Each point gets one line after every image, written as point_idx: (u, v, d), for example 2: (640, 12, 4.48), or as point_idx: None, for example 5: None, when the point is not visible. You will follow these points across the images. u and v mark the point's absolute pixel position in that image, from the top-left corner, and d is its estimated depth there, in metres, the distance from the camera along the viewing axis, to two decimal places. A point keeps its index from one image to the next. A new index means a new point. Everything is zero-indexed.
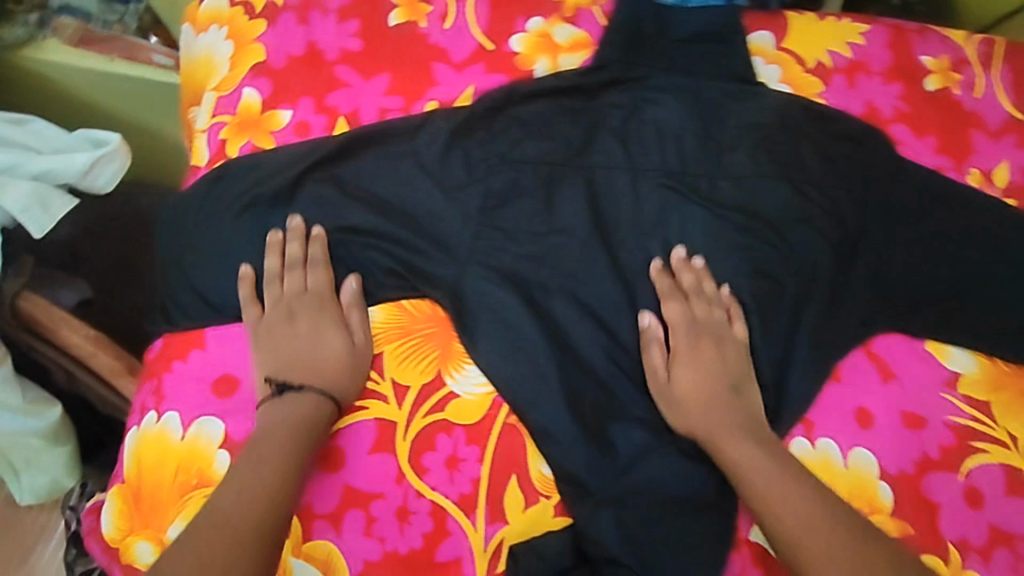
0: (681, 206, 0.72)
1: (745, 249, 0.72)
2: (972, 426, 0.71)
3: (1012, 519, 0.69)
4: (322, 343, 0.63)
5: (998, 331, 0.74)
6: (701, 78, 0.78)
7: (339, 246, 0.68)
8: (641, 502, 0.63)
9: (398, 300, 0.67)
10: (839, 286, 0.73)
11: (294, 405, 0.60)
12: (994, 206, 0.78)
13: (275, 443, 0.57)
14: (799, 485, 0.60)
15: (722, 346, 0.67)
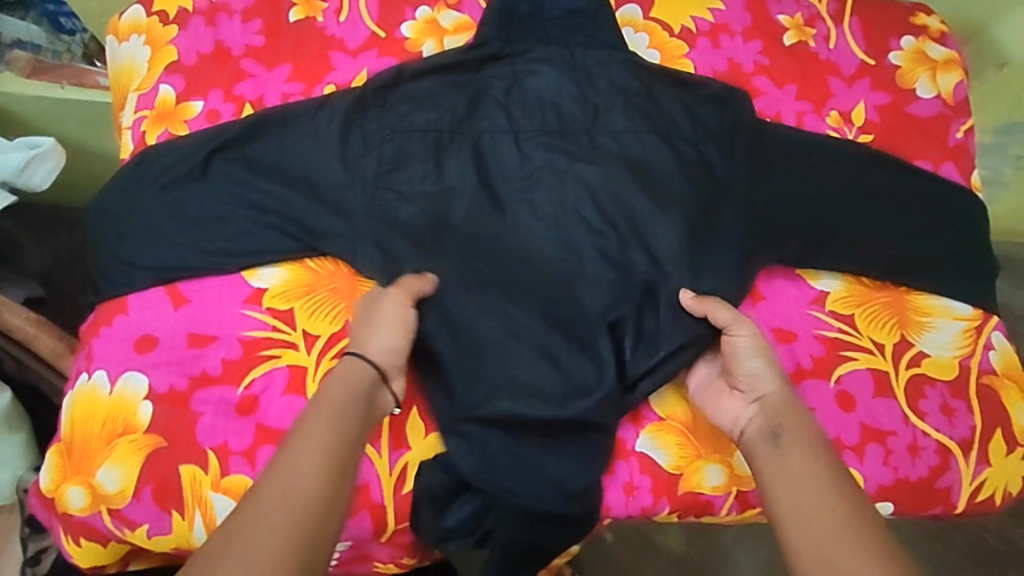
0: (562, 158, 0.78)
1: (625, 191, 0.77)
2: (840, 337, 0.78)
3: (883, 417, 0.75)
4: (369, 343, 0.65)
5: (861, 254, 0.81)
6: (577, 49, 0.84)
7: (248, 216, 0.75)
8: (530, 422, 0.70)
9: (304, 261, 0.75)
10: (713, 217, 0.77)
11: (343, 406, 0.60)
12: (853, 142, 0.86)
13: (322, 441, 0.57)
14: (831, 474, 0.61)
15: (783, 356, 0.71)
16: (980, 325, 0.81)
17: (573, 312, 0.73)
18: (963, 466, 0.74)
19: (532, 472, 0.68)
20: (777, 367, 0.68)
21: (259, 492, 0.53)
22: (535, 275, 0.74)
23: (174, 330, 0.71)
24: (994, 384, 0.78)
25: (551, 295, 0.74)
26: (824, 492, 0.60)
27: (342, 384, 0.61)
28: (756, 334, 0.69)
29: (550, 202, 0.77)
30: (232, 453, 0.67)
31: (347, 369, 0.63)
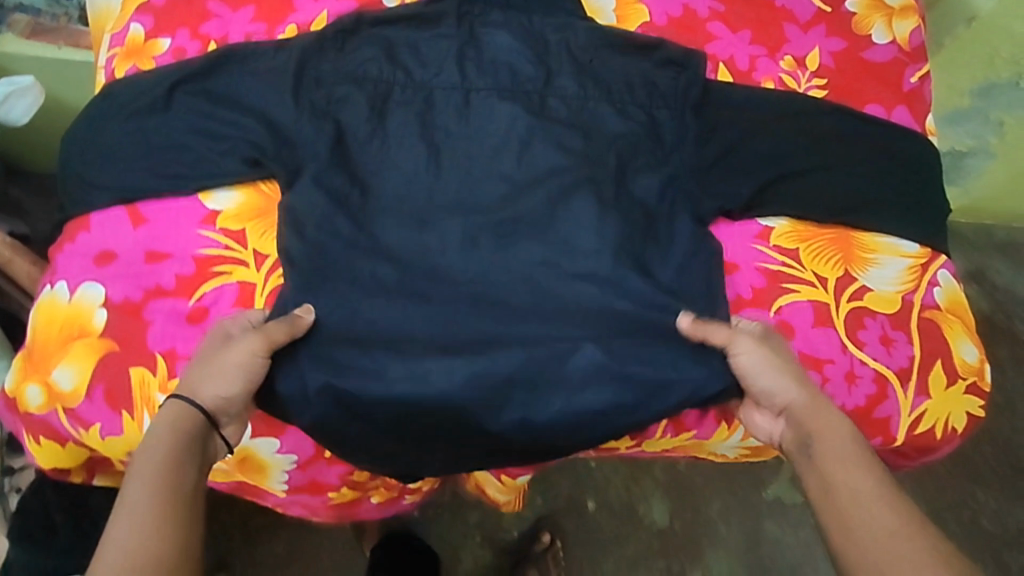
0: (506, 107, 0.82)
1: (560, 139, 0.82)
2: (783, 271, 0.79)
3: (820, 345, 0.76)
4: (204, 387, 0.66)
5: (809, 195, 0.81)
6: (535, 15, 0.87)
7: (205, 145, 0.79)
8: (459, 346, 0.75)
9: (256, 184, 0.79)
10: (651, 164, 0.82)
11: (174, 456, 0.60)
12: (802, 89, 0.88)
13: (143, 497, 0.56)
14: (869, 490, 0.62)
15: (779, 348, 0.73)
16: (927, 263, 0.81)
17: (524, 259, 0.78)
18: (900, 396, 0.75)
19: (469, 390, 0.74)
20: (793, 376, 0.71)
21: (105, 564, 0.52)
22: (491, 223, 0.79)
23: (131, 246, 0.75)
24: (935, 317, 0.78)
25: (501, 246, 0.78)
26: (862, 504, 0.61)
27: (174, 431, 0.62)
28: (759, 353, 0.71)
29: (503, 162, 0.81)
30: (179, 357, 0.71)
31: (175, 415, 0.64)
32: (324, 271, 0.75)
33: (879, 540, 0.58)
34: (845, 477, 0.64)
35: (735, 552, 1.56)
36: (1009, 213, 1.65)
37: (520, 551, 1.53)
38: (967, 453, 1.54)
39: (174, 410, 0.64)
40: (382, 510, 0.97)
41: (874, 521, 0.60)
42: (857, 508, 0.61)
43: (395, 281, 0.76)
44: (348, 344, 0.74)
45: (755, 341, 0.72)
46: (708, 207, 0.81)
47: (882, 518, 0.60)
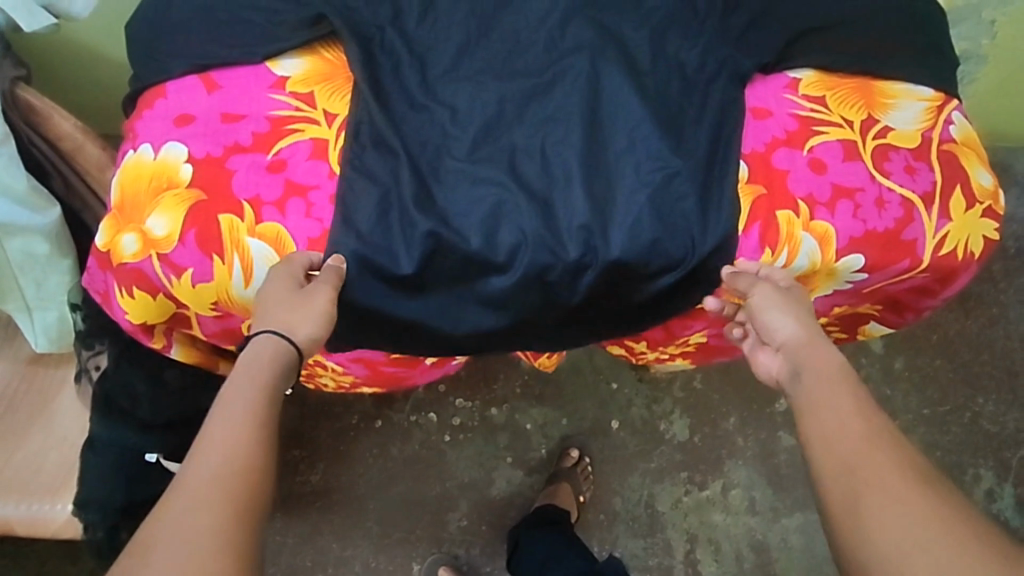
0: None
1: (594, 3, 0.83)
2: (812, 116, 0.85)
3: (851, 177, 0.82)
4: (291, 327, 0.71)
5: (831, 50, 0.88)
6: None
7: (267, 20, 0.83)
8: (519, 196, 0.78)
9: (319, 53, 0.83)
10: (689, 22, 0.85)
11: (245, 434, 0.62)
12: None
13: (234, 416, 0.63)
14: (854, 422, 0.67)
15: (789, 289, 0.78)
16: (941, 105, 0.88)
17: (582, 110, 0.79)
18: (925, 219, 0.82)
19: (524, 234, 0.77)
20: (795, 315, 0.76)
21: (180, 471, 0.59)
22: (547, 81, 0.81)
23: (207, 110, 0.80)
24: (952, 150, 0.86)
25: (556, 100, 0.80)
26: (834, 425, 0.67)
27: (240, 408, 0.64)
28: (769, 293, 0.77)
29: (558, 27, 0.82)
30: (264, 205, 0.76)
31: (249, 379, 0.66)
32: (385, 126, 0.79)
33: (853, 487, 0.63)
34: (832, 423, 0.67)
35: (753, 461, 1.54)
36: (1000, 134, 1.68)
37: (551, 468, 1.52)
38: (968, 359, 1.60)
39: (253, 383, 0.66)
40: (428, 374, 1.07)
41: (856, 468, 0.64)
42: (842, 451, 0.65)
43: (455, 145, 0.80)
44: (411, 198, 0.77)
45: (784, 286, 0.78)
46: (743, 63, 0.85)
47: (852, 440, 0.65)
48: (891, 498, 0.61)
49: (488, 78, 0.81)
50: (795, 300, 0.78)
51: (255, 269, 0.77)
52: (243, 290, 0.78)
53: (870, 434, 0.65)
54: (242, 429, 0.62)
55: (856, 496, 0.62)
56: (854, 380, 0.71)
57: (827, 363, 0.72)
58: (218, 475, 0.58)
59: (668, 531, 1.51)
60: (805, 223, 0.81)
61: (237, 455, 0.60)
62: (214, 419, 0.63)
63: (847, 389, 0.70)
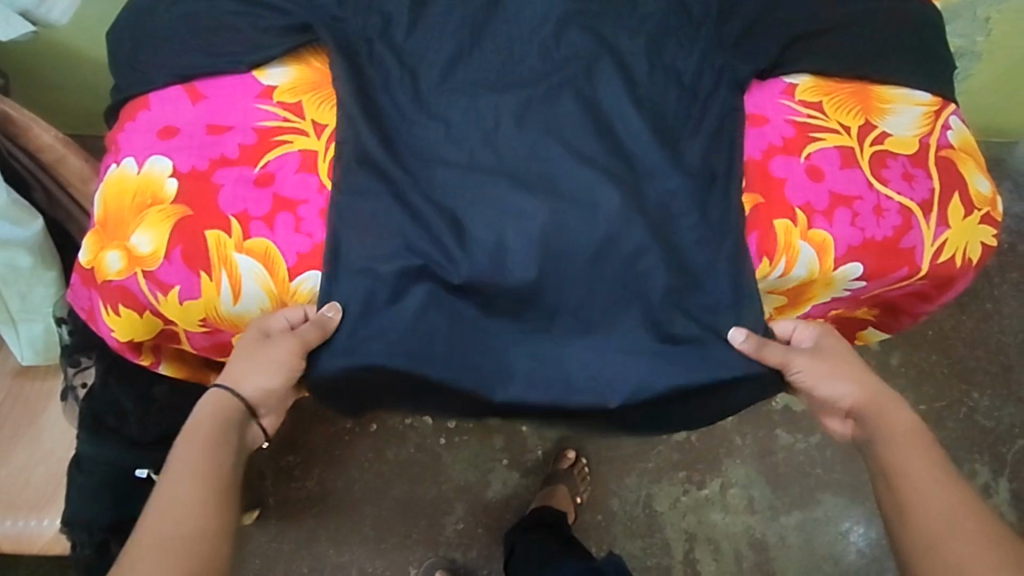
0: None
1: (584, 16, 0.85)
2: (809, 122, 0.85)
3: (849, 184, 0.81)
4: (246, 379, 0.72)
5: (826, 54, 0.87)
6: None
7: (253, 29, 0.81)
8: (518, 208, 0.77)
9: (309, 62, 0.82)
10: (678, 35, 0.86)
11: (195, 494, 0.61)
12: None
13: (192, 473, 0.63)
14: (936, 478, 0.67)
15: (828, 355, 0.79)
16: (940, 110, 0.87)
17: (571, 121, 0.80)
18: (923, 227, 0.81)
19: (520, 248, 0.76)
20: (850, 379, 0.77)
21: (137, 533, 0.59)
22: (540, 92, 0.81)
23: (193, 121, 0.78)
24: (951, 156, 0.85)
25: (548, 111, 0.80)
26: (914, 480, 0.68)
27: (189, 469, 0.63)
28: (817, 361, 0.78)
29: (550, 42, 0.83)
30: (252, 219, 0.74)
31: (193, 439, 0.66)
32: (374, 138, 0.77)
33: (937, 535, 0.64)
34: (914, 473, 0.68)
35: (749, 460, 1.54)
36: (995, 129, 1.68)
37: (547, 470, 1.52)
38: (963, 355, 1.60)
39: (199, 445, 0.66)
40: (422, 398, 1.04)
41: (934, 517, 0.65)
42: (922, 506, 0.66)
43: (447, 157, 0.79)
44: (403, 213, 0.76)
45: (822, 346, 0.80)
46: (736, 72, 0.85)
47: (936, 497, 0.66)
48: (977, 546, 0.62)
49: (480, 89, 0.81)
50: (843, 356, 0.79)
51: (243, 286, 0.74)
52: (231, 306, 0.76)
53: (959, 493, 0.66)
54: (191, 491, 0.62)
55: (934, 546, 0.63)
56: (931, 441, 0.72)
57: (907, 429, 0.73)
58: (181, 535, 0.59)
59: (665, 530, 1.51)
60: (803, 231, 0.80)
61: (189, 519, 0.60)
62: (172, 474, 0.63)
63: (931, 454, 0.70)
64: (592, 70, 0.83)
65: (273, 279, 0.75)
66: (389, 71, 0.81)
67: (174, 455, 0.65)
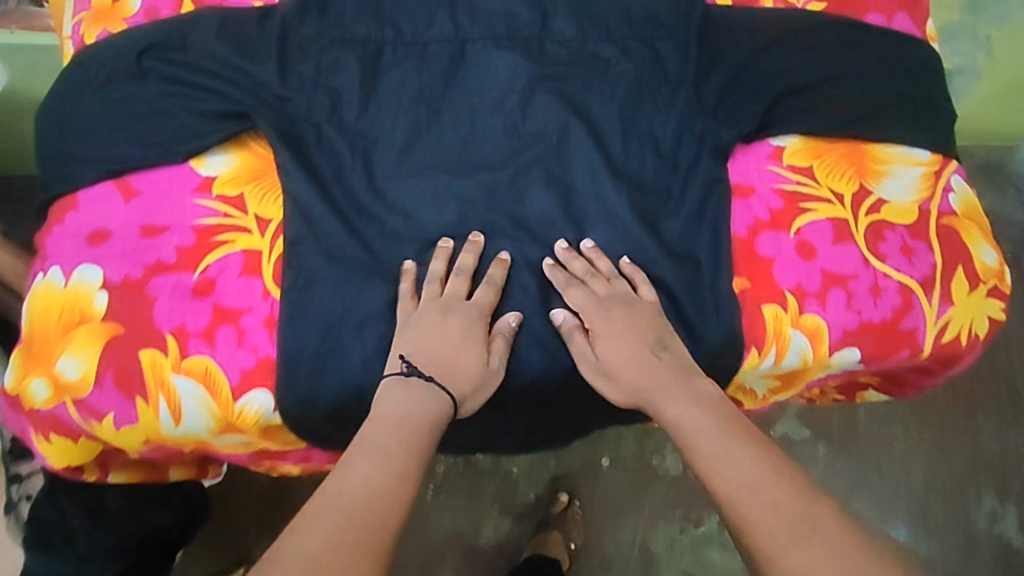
0: (501, 53, 0.81)
1: (549, 81, 0.80)
2: (798, 190, 0.78)
3: (844, 262, 0.75)
4: (466, 397, 0.69)
5: (815, 111, 0.80)
6: None
7: (189, 115, 0.75)
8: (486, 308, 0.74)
9: (251, 147, 0.76)
10: (653, 97, 0.80)
11: (387, 466, 0.59)
12: (802, 15, 0.85)
13: (398, 445, 0.61)
14: (734, 463, 0.62)
15: (610, 346, 0.71)
16: (940, 170, 0.81)
17: (535, 204, 0.77)
18: (925, 307, 0.75)
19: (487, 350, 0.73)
20: (622, 376, 0.70)
21: (327, 483, 0.58)
22: (503, 174, 0.77)
23: (125, 222, 0.72)
24: (954, 224, 0.78)
25: (512, 195, 0.77)
26: (716, 475, 0.62)
27: (400, 436, 0.62)
28: (596, 363, 0.71)
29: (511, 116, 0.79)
30: (191, 335, 0.68)
31: (410, 419, 0.63)
32: (327, 235, 0.72)
33: (741, 502, 0.59)
34: (709, 457, 0.63)
35: None
36: (1020, 130, 1.55)
37: (541, 513, 1.47)
38: None
39: (417, 422, 0.64)
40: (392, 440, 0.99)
41: (730, 474, 0.61)
42: (720, 467, 0.62)
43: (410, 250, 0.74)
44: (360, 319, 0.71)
45: (603, 308, 0.71)
46: (718, 138, 0.78)
47: (730, 493, 0.60)
48: (770, 494, 0.59)
49: (436, 170, 0.77)
50: (617, 343, 0.70)
51: (183, 409, 0.68)
52: (173, 429, 0.69)
53: (757, 473, 0.61)
54: (397, 462, 0.59)
55: (743, 515, 0.59)
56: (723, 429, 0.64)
57: (690, 420, 0.66)
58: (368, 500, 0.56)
59: (664, 570, 1.45)
60: (794, 318, 0.74)
61: (379, 490, 0.57)
62: (378, 434, 0.62)
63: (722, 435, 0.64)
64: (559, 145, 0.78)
65: (216, 400, 0.68)
66: (338, 152, 0.77)
67: (378, 410, 0.64)
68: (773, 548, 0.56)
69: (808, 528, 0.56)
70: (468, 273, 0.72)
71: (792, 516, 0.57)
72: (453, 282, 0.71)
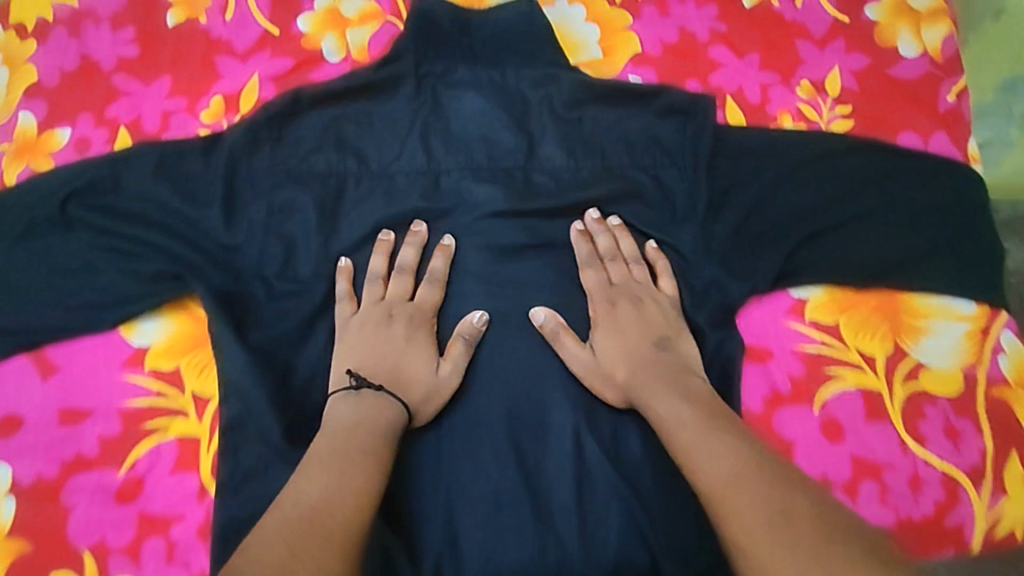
0: (479, 187, 0.72)
1: (531, 223, 0.71)
2: (823, 353, 0.67)
3: (876, 447, 0.64)
4: (419, 395, 0.62)
5: (838, 257, 0.70)
6: (508, 69, 0.76)
7: (118, 274, 0.67)
8: (456, 503, 0.62)
9: (187, 311, 0.67)
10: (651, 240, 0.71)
11: (345, 472, 0.51)
12: (827, 140, 0.74)
13: (361, 453, 0.53)
14: (727, 449, 0.51)
15: (608, 331, 0.65)
16: (987, 326, 0.70)
17: (517, 370, 0.66)
18: (974, 501, 0.64)
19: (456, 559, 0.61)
20: (618, 358, 0.63)
21: (284, 499, 0.49)
22: (478, 333, 0.67)
23: (42, 406, 0.63)
24: (1006, 395, 0.67)
25: (489, 358, 0.66)
26: (706, 456, 0.52)
27: (362, 444, 0.54)
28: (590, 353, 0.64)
29: (488, 263, 0.69)
30: (112, 551, 0.59)
31: (363, 425, 0.56)
32: (270, 420, 0.62)
33: (731, 487, 0.48)
34: (701, 446, 0.53)
35: None
36: None
37: None
38: None
39: (374, 430, 0.56)
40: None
41: (711, 467, 0.50)
42: (703, 462, 0.51)
43: None
44: None
45: (609, 300, 0.66)
46: (725, 292, 0.69)
47: (720, 479, 0.49)
48: (758, 491, 0.47)
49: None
50: (617, 329, 0.65)
51: None
52: None
53: (757, 465, 0.50)
54: (358, 471, 0.52)
55: (730, 500, 0.48)
56: (720, 423, 0.55)
57: (682, 405, 0.57)
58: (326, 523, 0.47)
59: None
60: None
61: (346, 499, 0.49)
62: (336, 443, 0.54)
63: (720, 429, 0.54)
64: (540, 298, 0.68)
65: None
66: (289, 311, 0.67)
67: (333, 417, 0.57)
68: (749, 542, 0.45)
69: (805, 529, 0.44)
70: (411, 271, 0.68)
71: (784, 510, 0.46)
72: (394, 283, 0.67)
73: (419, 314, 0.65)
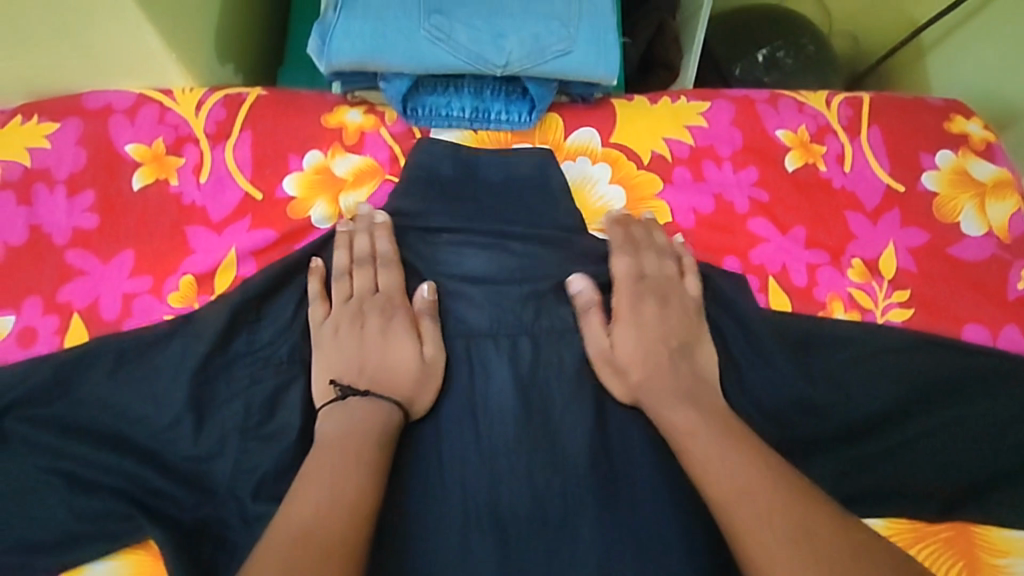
0: (488, 386, 0.62)
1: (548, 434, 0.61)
2: None
3: None
4: (406, 374, 0.59)
5: (900, 479, 0.61)
6: (523, 238, 0.66)
7: (61, 505, 0.57)
8: None
9: (140, 547, 0.56)
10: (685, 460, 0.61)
11: (342, 483, 0.51)
12: (885, 336, 0.65)
13: (360, 460, 0.53)
14: (735, 458, 0.53)
15: (633, 321, 0.62)
16: None
17: None
18: None
19: None
20: (634, 350, 0.61)
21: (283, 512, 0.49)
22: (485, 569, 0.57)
23: None
24: None
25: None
26: (719, 463, 0.53)
27: (353, 451, 0.53)
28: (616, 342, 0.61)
29: (500, 485, 0.59)
30: None
31: (352, 436, 0.54)
32: None
33: (740, 495, 0.50)
34: (713, 457, 0.53)
35: None
36: None
37: None
38: None
39: (370, 433, 0.55)
40: None
41: (725, 477, 0.52)
42: (713, 469, 0.52)
43: None
44: None
45: (640, 292, 0.63)
46: None
47: (732, 488, 0.51)
48: (771, 499, 0.50)
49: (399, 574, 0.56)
50: (643, 323, 0.62)
51: None
52: None
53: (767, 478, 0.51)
54: (354, 480, 0.51)
55: (741, 507, 0.50)
56: (733, 431, 0.55)
57: (697, 412, 0.57)
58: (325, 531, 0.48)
59: None
60: None
61: (342, 504, 0.49)
62: (328, 453, 0.53)
63: (730, 436, 0.54)
64: (559, 530, 0.59)
65: None
66: None
67: (324, 433, 0.56)
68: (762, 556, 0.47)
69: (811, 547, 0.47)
70: (367, 261, 0.63)
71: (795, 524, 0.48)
72: (357, 278, 0.63)
73: (388, 301, 0.62)
